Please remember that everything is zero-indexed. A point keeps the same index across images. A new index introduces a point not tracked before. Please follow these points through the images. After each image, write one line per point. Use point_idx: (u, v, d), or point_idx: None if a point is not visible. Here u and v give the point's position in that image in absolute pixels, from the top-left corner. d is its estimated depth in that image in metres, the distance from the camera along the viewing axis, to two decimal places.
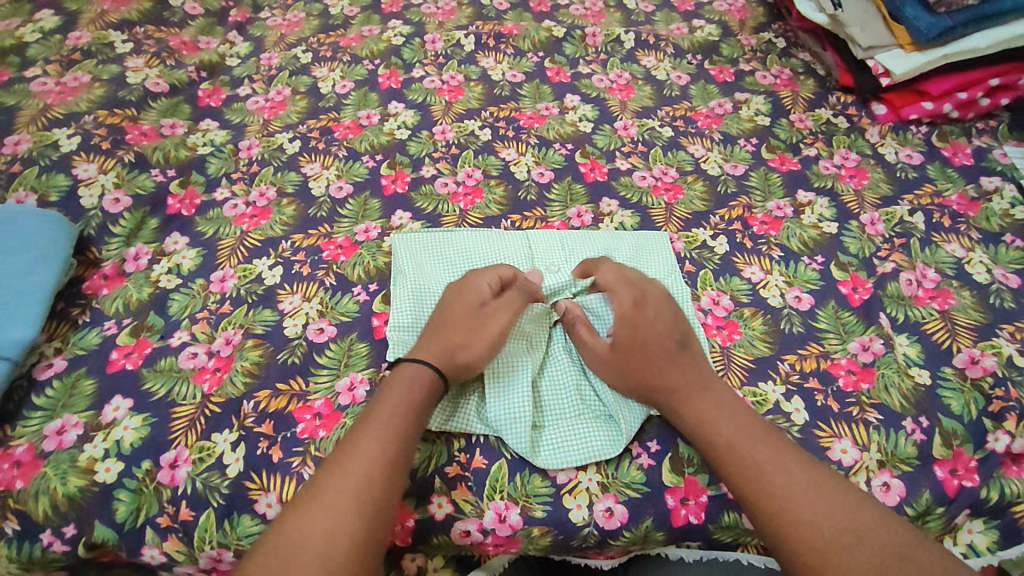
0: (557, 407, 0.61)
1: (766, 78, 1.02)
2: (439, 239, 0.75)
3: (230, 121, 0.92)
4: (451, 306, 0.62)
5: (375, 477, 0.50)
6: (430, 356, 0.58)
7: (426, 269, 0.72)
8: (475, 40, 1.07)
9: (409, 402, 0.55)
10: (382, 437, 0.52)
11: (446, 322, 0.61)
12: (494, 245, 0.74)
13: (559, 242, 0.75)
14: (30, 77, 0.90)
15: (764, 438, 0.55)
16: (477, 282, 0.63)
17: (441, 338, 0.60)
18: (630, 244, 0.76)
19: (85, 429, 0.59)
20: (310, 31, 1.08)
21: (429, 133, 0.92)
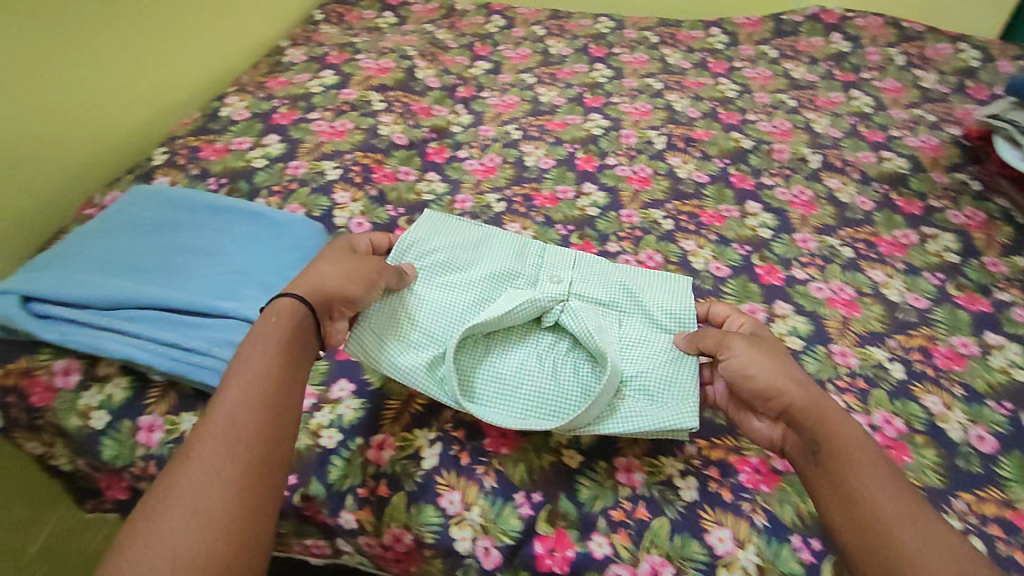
0: (498, 385, 0.68)
1: (956, 217, 1.03)
2: (461, 227, 0.83)
3: (449, 176, 1.10)
4: (345, 254, 0.70)
5: (226, 454, 0.50)
6: (305, 291, 0.63)
7: (448, 247, 0.79)
8: (667, 140, 1.19)
9: (258, 374, 0.56)
10: (227, 422, 0.52)
11: (332, 255, 0.69)
12: (506, 246, 0.82)
13: (576, 263, 0.82)
14: (311, 119, 1.13)
15: (860, 451, 0.56)
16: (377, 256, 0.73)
17: (325, 265, 0.67)
18: (649, 279, 0.80)
19: (318, 400, 0.72)
20: (522, 113, 1.28)
21: (616, 215, 1.03)
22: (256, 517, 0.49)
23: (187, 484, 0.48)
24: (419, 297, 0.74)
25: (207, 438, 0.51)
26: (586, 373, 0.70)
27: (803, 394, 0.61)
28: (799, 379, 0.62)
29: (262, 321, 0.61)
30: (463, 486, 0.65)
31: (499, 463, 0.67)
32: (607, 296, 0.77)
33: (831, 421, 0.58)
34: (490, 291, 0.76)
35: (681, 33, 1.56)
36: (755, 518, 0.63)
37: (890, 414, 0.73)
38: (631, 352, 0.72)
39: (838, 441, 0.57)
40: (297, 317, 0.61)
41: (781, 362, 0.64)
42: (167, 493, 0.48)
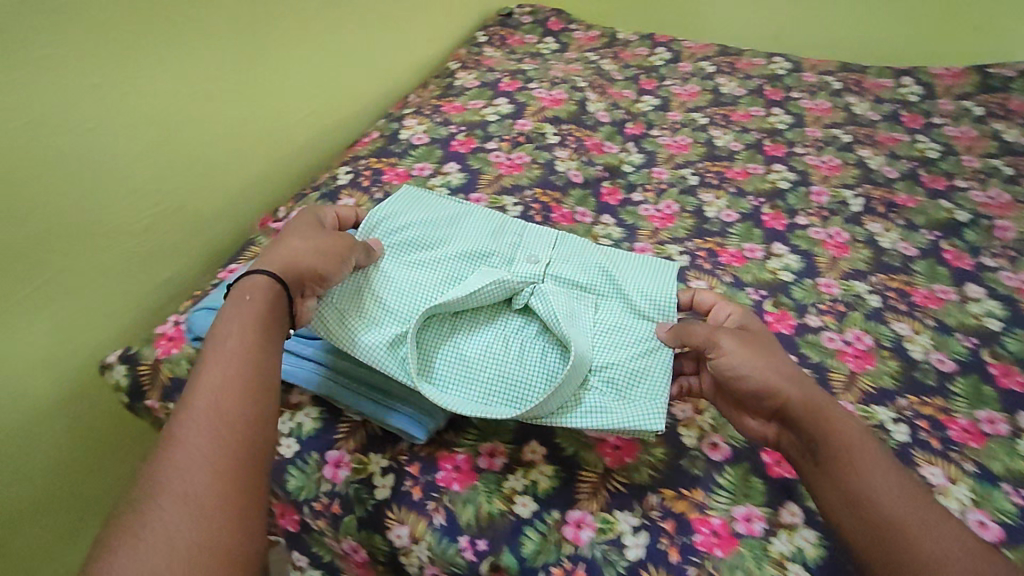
0: (467, 368, 0.69)
1: None
2: (458, 209, 0.83)
3: (625, 220, 1.05)
4: (313, 229, 0.70)
5: (223, 437, 0.51)
6: (272, 266, 0.64)
7: (418, 224, 0.79)
8: (864, 202, 1.09)
9: (240, 352, 0.56)
10: (219, 404, 0.52)
11: (298, 230, 0.69)
12: (469, 218, 0.82)
13: (552, 241, 0.80)
14: (489, 149, 1.12)
15: (864, 456, 0.57)
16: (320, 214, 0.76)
17: (288, 239, 0.67)
18: (620, 262, 0.80)
19: (510, 461, 0.69)
20: (698, 156, 1.21)
21: (813, 282, 0.94)
22: (247, 479, 0.50)
23: (180, 467, 0.49)
24: (387, 272, 0.73)
25: (197, 427, 0.51)
26: (553, 364, 0.69)
27: (799, 394, 0.62)
28: (792, 377, 0.63)
29: (235, 299, 0.61)
30: None
31: (713, 566, 0.60)
32: (582, 280, 0.76)
33: (838, 427, 0.59)
34: (464, 268, 0.76)
35: (868, 79, 1.44)
36: None
37: None
38: (607, 350, 0.71)
39: (841, 443, 0.58)
40: (263, 291, 0.62)
41: (778, 361, 0.64)
42: (167, 478, 0.48)
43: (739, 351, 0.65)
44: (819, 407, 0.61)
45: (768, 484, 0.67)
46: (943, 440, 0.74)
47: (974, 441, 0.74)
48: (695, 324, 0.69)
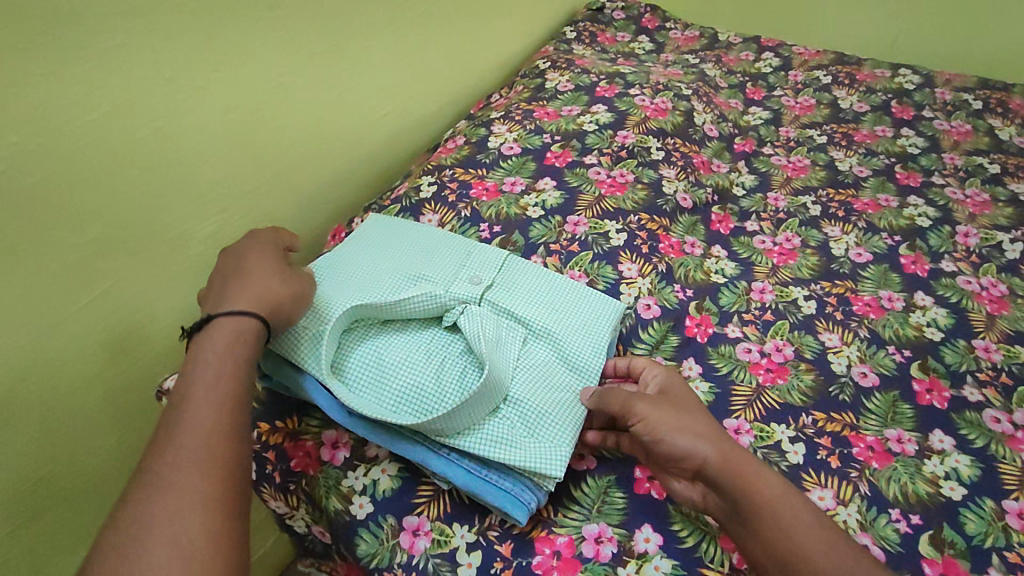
0: (376, 376, 0.63)
1: None
2: (408, 231, 0.81)
3: (739, 254, 0.93)
4: (271, 261, 0.65)
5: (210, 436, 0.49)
6: (255, 309, 0.59)
7: (364, 248, 0.78)
8: (1023, 248, 0.94)
9: (223, 355, 0.54)
10: (203, 403, 0.51)
11: (267, 261, 0.64)
12: (429, 245, 0.79)
13: (500, 263, 0.76)
14: (588, 163, 1.00)
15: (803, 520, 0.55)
16: (271, 235, 0.70)
17: (266, 274, 0.62)
18: (576, 304, 0.73)
19: (620, 549, 0.59)
20: (819, 181, 1.08)
21: (967, 344, 0.81)
22: (235, 519, 0.47)
23: (159, 515, 0.44)
24: (329, 284, 0.71)
25: (185, 428, 0.49)
26: (470, 379, 0.62)
27: (723, 452, 0.58)
28: (707, 434, 0.60)
29: (228, 346, 0.55)
30: None
31: None
32: (524, 312, 0.70)
33: (766, 487, 0.57)
34: (400, 284, 0.72)
35: (1015, 100, 1.27)
36: None
37: None
38: (529, 381, 0.64)
39: (775, 510, 0.55)
40: (252, 334, 0.57)
41: (686, 414, 0.61)
42: (150, 486, 0.46)
43: (651, 407, 0.61)
44: (746, 467, 0.58)
45: None
46: None
47: None
48: (609, 389, 0.63)
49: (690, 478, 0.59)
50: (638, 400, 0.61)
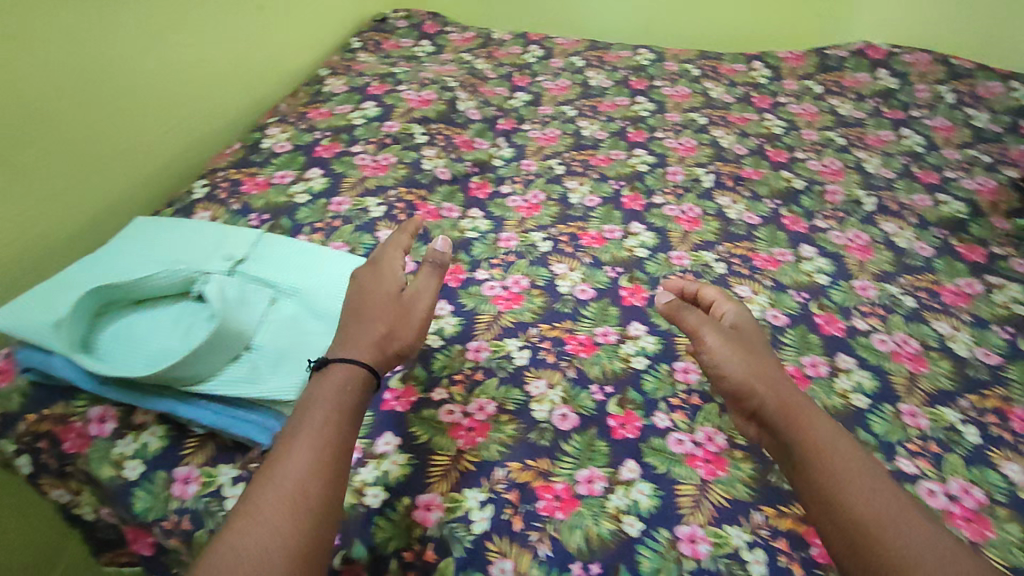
0: (124, 345, 0.70)
1: (1020, 266, 1.00)
2: (170, 225, 0.87)
3: (493, 213, 1.07)
4: (383, 299, 0.71)
5: (312, 477, 0.55)
6: (360, 356, 0.65)
7: (127, 241, 0.84)
8: (714, 178, 1.17)
9: (336, 404, 0.61)
10: (317, 445, 0.57)
11: (375, 292, 0.71)
12: (190, 232, 0.86)
13: (257, 241, 0.85)
14: (354, 152, 1.12)
15: (848, 461, 0.61)
16: (390, 269, 0.75)
17: (380, 308, 0.70)
18: (327, 265, 0.83)
19: (363, 455, 0.71)
20: (565, 146, 1.26)
21: (666, 257, 1.00)
22: (314, 555, 0.52)
23: (252, 543, 0.50)
24: (86, 277, 0.77)
25: (293, 465, 0.55)
26: (202, 329, 0.70)
27: (788, 396, 0.67)
28: (777, 380, 0.69)
29: (332, 383, 0.63)
30: (517, 554, 0.62)
31: (554, 529, 0.64)
32: (276, 278, 0.79)
33: (814, 423, 0.64)
34: (153, 266, 0.78)
35: (724, 65, 1.55)
36: None
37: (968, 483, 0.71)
38: (269, 330, 0.73)
39: (818, 442, 0.62)
40: (361, 378, 0.64)
41: (759, 362, 0.70)
42: (254, 512, 0.52)
43: (728, 331, 0.73)
44: (810, 412, 0.66)
45: (610, 445, 0.73)
46: None
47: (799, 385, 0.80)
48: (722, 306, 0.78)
49: (749, 416, 0.68)
50: (696, 333, 0.74)
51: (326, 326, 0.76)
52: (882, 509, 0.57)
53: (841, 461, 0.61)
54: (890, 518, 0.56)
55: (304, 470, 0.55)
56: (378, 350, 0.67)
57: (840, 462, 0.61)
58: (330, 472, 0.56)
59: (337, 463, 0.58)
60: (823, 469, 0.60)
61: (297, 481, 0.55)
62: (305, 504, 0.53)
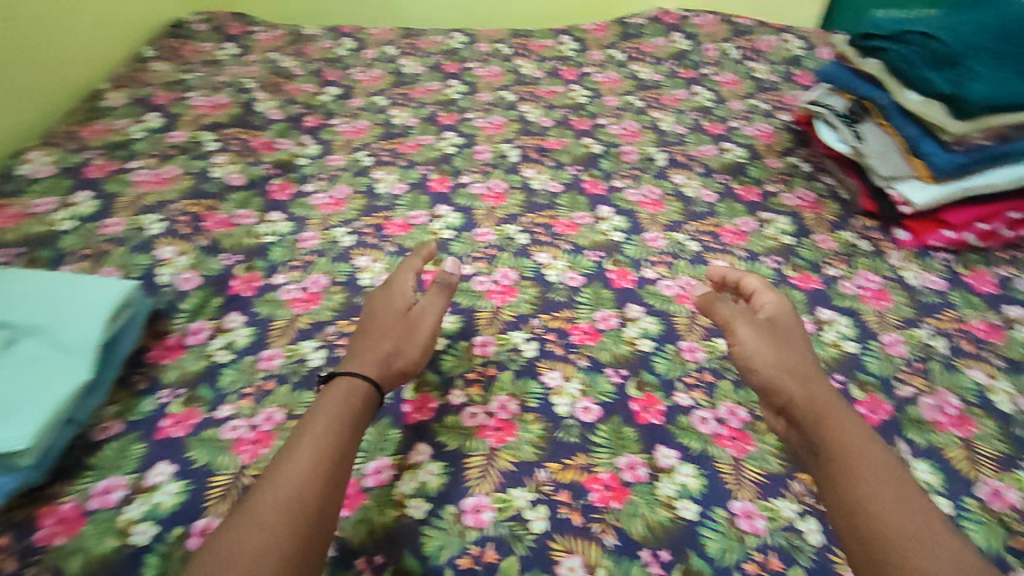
0: None
1: (790, 199, 1.10)
2: None
3: (294, 214, 1.03)
4: (384, 320, 0.73)
5: (304, 494, 0.53)
6: (365, 369, 0.66)
7: None
8: (519, 152, 1.20)
9: (336, 419, 0.60)
10: (313, 459, 0.56)
11: (386, 312, 0.74)
12: None
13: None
14: (131, 168, 1.03)
15: (863, 441, 0.59)
16: (404, 292, 0.77)
17: (385, 326, 0.72)
18: (84, 291, 0.74)
19: (129, 491, 0.64)
20: (373, 137, 1.24)
21: (470, 235, 1.01)
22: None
23: (237, 558, 0.48)
24: None
25: (288, 479, 0.54)
26: None
27: (810, 374, 0.66)
28: (805, 360, 0.67)
29: (340, 397, 0.63)
30: None
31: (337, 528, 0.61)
32: (16, 314, 0.70)
33: (829, 401, 0.63)
34: None
35: (533, 42, 1.59)
36: (605, 539, 0.61)
37: (734, 405, 0.75)
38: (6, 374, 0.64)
39: (836, 420, 0.61)
40: (364, 396, 0.64)
41: (790, 344, 0.69)
42: (243, 525, 0.51)
43: (765, 321, 0.72)
44: (827, 393, 0.64)
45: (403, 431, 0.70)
46: (564, 346, 0.82)
47: (590, 339, 0.83)
48: (761, 292, 0.76)
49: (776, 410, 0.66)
50: (727, 318, 0.73)
51: (81, 361, 0.68)
52: (884, 493, 0.55)
53: (857, 440, 0.59)
54: (893, 498, 0.54)
55: (298, 484, 0.54)
56: (380, 370, 0.67)
57: (853, 442, 0.59)
58: (334, 476, 0.56)
59: (331, 485, 0.55)
60: (831, 446, 0.59)
61: (292, 500, 0.53)
62: (290, 526, 0.51)
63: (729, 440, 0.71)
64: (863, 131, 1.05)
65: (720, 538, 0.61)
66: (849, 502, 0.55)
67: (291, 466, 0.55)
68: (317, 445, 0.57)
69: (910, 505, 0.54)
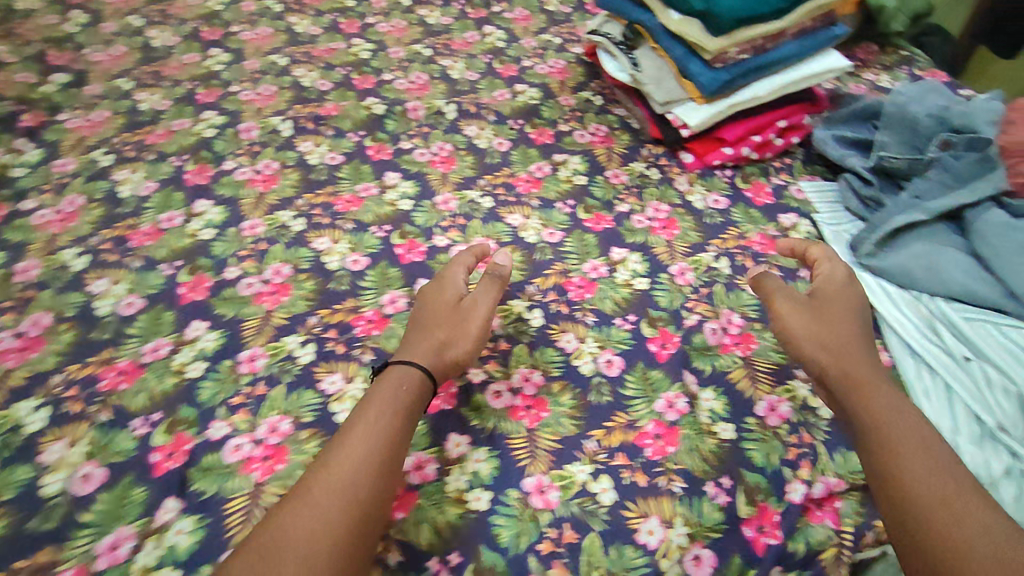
0: None
1: (583, 136, 1.07)
2: None
3: (7, 241, 0.83)
4: (430, 312, 0.69)
5: (361, 484, 0.52)
6: (420, 359, 0.64)
7: None
8: (293, 125, 1.06)
9: (399, 415, 0.58)
10: (368, 445, 0.55)
11: (434, 304, 0.70)
12: None
13: None
14: None
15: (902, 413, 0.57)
16: (454, 280, 0.73)
17: (435, 317, 0.69)
18: None
19: None
20: (113, 128, 1.03)
21: (237, 230, 0.87)
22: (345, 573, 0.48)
23: (295, 540, 0.48)
24: None
25: (338, 468, 0.53)
26: None
27: (843, 333, 0.65)
28: (856, 322, 0.67)
29: (393, 386, 0.60)
30: None
31: None
32: None
33: (858, 366, 0.62)
34: None
35: None
36: (388, 558, 0.56)
37: (529, 369, 0.71)
38: None
39: (866, 386, 0.60)
40: (416, 390, 0.61)
41: (833, 309, 0.68)
42: (298, 508, 0.50)
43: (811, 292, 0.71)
44: (870, 359, 0.63)
45: (149, 488, 0.60)
46: (346, 342, 0.73)
47: (376, 329, 0.75)
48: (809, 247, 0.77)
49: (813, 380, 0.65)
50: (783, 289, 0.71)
51: None
52: (923, 458, 0.52)
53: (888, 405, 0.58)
54: (941, 461, 0.52)
55: (358, 476, 0.53)
56: (435, 364, 0.64)
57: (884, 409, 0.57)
58: (389, 465, 0.55)
59: (383, 483, 0.54)
60: (860, 408, 0.58)
61: (353, 488, 0.52)
62: (350, 519, 0.50)
63: (523, 411, 0.67)
64: (638, 57, 1.03)
65: (512, 523, 0.58)
66: (888, 460, 0.54)
67: (347, 451, 0.54)
68: (378, 437, 0.56)
69: (941, 467, 0.52)
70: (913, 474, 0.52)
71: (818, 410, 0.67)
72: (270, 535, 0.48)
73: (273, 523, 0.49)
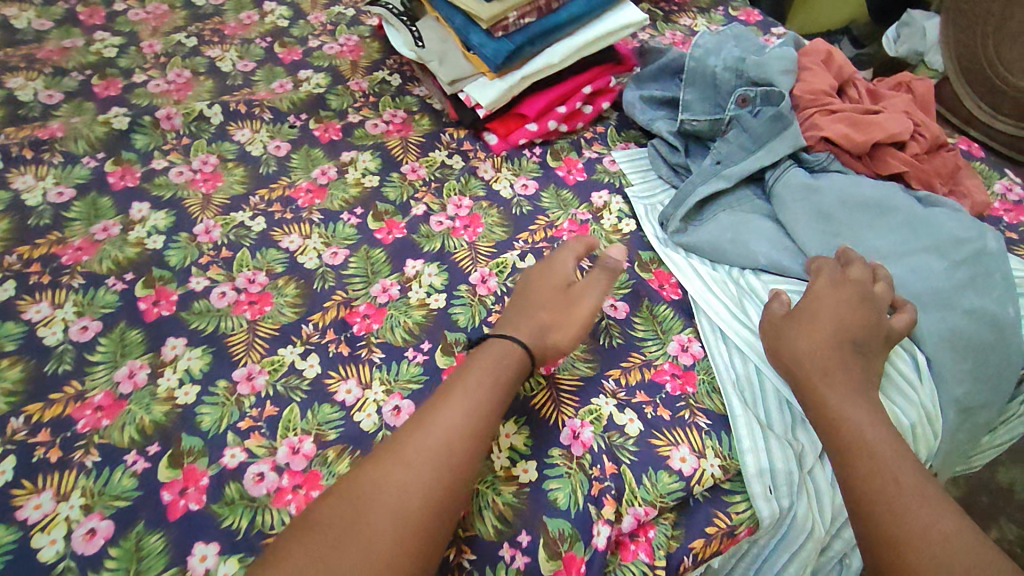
0: None
1: (376, 127, 0.93)
2: None
3: None
4: (547, 286, 0.65)
5: (437, 480, 0.49)
6: (522, 336, 0.60)
7: None
8: (5, 156, 0.84)
9: (482, 416, 0.54)
10: (456, 432, 0.52)
11: (544, 281, 0.65)
12: None
13: None
14: None
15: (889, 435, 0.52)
16: (564, 256, 0.68)
17: (544, 296, 0.64)
18: None
19: None
20: None
21: None
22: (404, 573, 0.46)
23: (350, 527, 0.47)
24: None
25: (416, 457, 0.50)
26: None
27: (832, 327, 0.59)
28: (849, 310, 0.60)
29: (480, 369, 0.56)
30: None
31: None
32: None
33: (837, 372, 0.56)
34: None
35: None
36: None
37: (299, 437, 0.61)
38: None
39: (836, 398, 0.54)
40: (504, 387, 0.56)
41: (815, 312, 0.61)
42: (365, 492, 0.49)
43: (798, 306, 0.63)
44: (859, 363, 0.57)
45: None
46: (62, 446, 0.59)
47: (106, 419, 0.61)
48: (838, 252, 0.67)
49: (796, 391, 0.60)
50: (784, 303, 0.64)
51: None
52: (905, 477, 0.49)
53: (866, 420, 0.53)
54: (903, 480, 0.48)
55: (425, 474, 0.50)
56: (524, 357, 0.58)
57: (864, 418, 0.53)
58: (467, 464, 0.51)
59: (459, 485, 0.50)
60: (829, 423, 0.54)
61: (428, 480, 0.49)
62: (415, 518, 0.48)
63: (290, 493, 0.58)
64: (421, 29, 0.91)
65: None
66: (851, 470, 0.50)
67: (427, 435, 0.52)
68: (459, 431, 0.52)
69: (912, 485, 0.48)
70: (881, 491, 0.48)
71: (625, 427, 0.60)
72: (334, 511, 0.48)
73: (349, 491, 0.49)
